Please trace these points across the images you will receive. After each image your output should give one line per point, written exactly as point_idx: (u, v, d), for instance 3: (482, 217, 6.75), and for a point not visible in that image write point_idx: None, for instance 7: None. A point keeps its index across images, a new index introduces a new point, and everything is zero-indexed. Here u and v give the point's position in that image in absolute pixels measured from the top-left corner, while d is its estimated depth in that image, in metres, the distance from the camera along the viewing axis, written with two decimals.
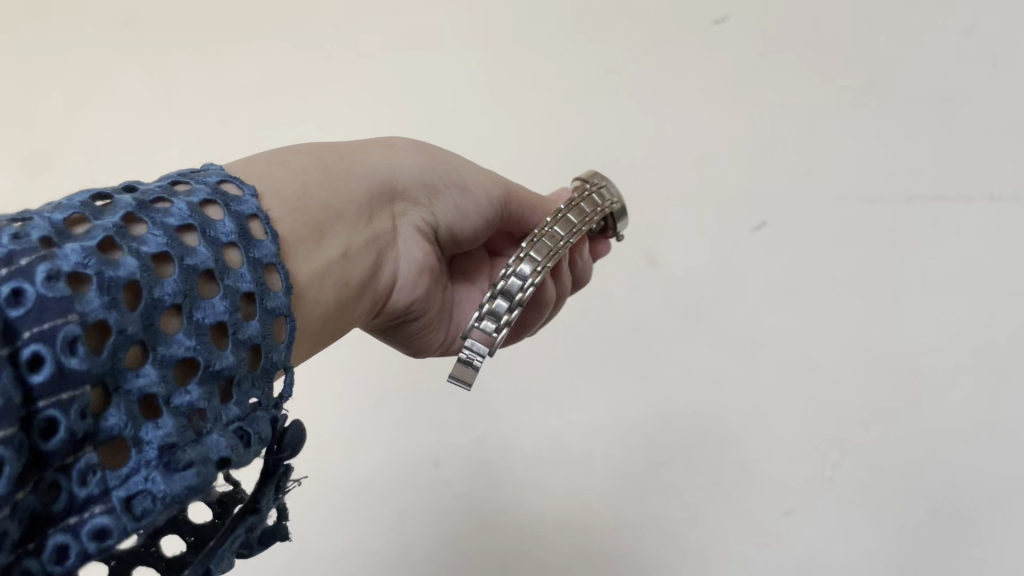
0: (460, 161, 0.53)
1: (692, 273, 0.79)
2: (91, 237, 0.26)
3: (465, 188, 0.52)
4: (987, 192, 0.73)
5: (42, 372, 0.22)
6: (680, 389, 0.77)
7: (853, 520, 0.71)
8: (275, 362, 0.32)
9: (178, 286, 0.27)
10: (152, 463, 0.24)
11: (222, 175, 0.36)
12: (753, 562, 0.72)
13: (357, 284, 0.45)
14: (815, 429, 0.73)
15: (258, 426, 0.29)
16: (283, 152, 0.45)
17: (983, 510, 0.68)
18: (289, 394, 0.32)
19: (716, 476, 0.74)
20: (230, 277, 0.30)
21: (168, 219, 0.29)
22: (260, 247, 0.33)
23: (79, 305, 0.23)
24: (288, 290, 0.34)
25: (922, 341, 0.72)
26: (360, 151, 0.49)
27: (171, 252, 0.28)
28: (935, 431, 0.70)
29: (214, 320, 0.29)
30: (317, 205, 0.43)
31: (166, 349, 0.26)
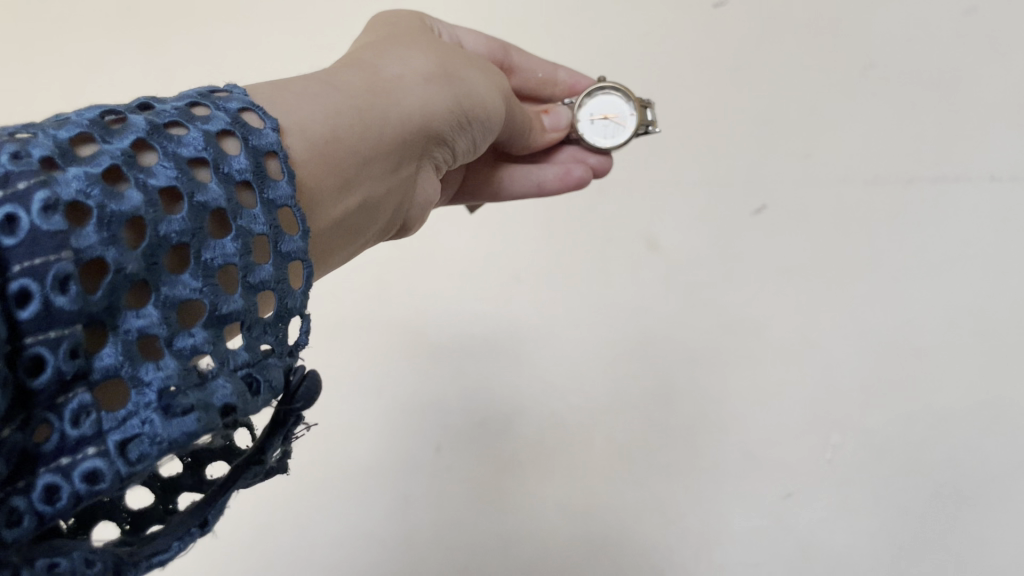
0: (479, 93, 0.55)
1: (694, 256, 0.79)
2: (96, 164, 0.26)
3: (486, 122, 0.56)
4: (986, 174, 0.72)
5: (30, 307, 0.22)
6: (682, 371, 0.77)
7: (855, 499, 0.72)
8: (289, 308, 0.32)
9: (186, 224, 0.28)
10: (151, 405, 0.25)
11: (245, 103, 0.35)
12: (742, 541, 0.73)
13: (372, 224, 0.47)
14: (816, 410, 0.73)
15: (268, 374, 0.29)
16: (318, 85, 0.43)
17: (984, 485, 0.69)
18: (305, 341, 0.33)
19: (716, 459, 0.75)
20: (242, 219, 0.30)
21: (181, 149, 0.30)
22: (275, 187, 0.33)
23: (74, 241, 0.24)
24: (304, 235, 0.33)
25: (921, 324, 0.72)
26: (392, 90, 0.48)
27: (181, 187, 0.28)
28: (935, 412, 0.71)
29: (224, 262, 0.29)
30: (353, 154, 0.42)
31: (170, 290, 0.27)
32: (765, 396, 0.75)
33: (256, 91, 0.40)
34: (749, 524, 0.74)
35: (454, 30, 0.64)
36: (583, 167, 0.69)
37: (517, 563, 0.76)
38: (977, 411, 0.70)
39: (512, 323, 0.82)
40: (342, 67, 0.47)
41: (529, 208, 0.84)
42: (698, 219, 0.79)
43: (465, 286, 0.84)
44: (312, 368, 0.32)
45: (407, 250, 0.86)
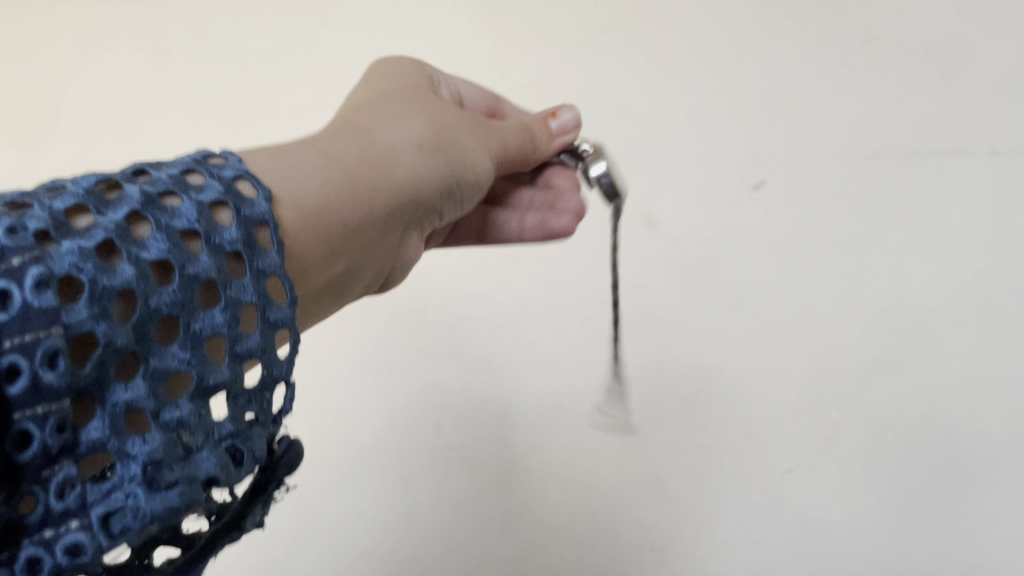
0: (470, 161, 0.57)
1: (695, 235, 0.79)
2: (90, 238, 0.29)
3: (474, 184, 0.59)
4: (986, 148, 0.71)
5: (20, 380, 0.25)
6: (681, 347, 0.78)
7: (855, 476, 0.72)
8: (275, 376, 0.35)
9: (176, 296, 0.30)
10: (136, 478, 0.27)
11: (240, 172, 0.39)
12: (745, 519, 0.75)
13: (358, 285, 0.51)
14: (817, 386, 0.74)
15: (250, 444, 0.33)
16: (315, 159, 0.46)
17: (983, 462, 0.70)
18: (289, 408, 0.36)
19: (714, 436, 0.76)
20: (232, 289, 0.33)
21: (174, 222, 0.33)
22: (265, 257, 0.36)
23: (65, 316, 0.26)
24: (291, 303, 0.36)
25: (921, 302, 0.72)
26: (386, 162, 0.51)
27: (173, 259, 0.31)
28: (934, 390, 0.71)
29: (212, 331, 0.32)
30: (340, 227, 0.45)
31: (157, 362, 0.30)
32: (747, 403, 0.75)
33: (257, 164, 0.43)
34: (747, 501, 0.75)
35: (457, 83, 0.68)
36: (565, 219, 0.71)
37: (517, 540, 0.79)
38: (975, 389, 0.70)
39: (516, 299, 0.81)
40: (340, 138, 0.50)
41: None
42: (698, 196, 0.79)
43: (460, 265, 0.83)
44: (295, 437, 0.41)
45: None
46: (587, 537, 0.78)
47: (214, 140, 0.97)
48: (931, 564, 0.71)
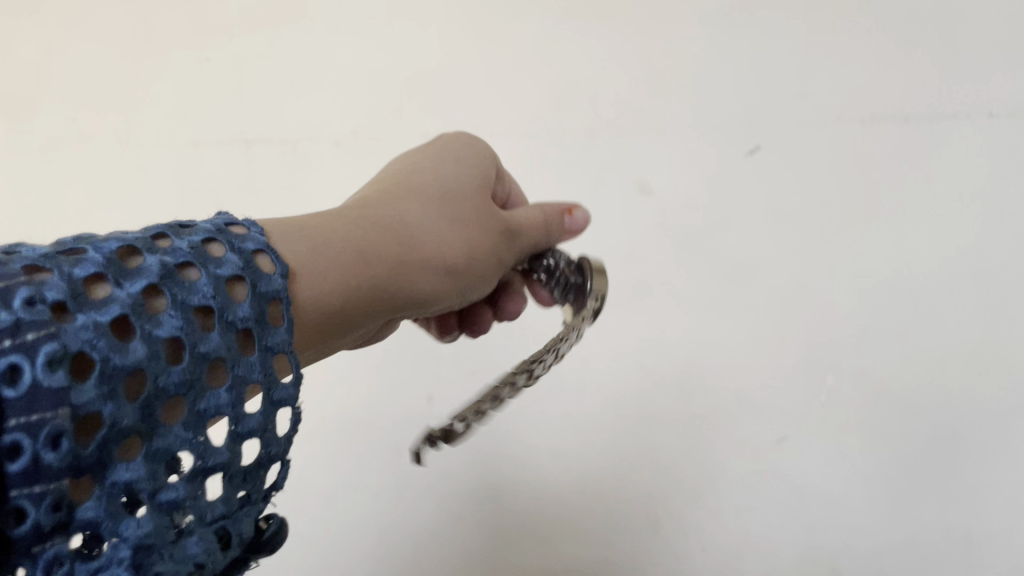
0: (478, 287, 0.57)
1: (686, 201, 0.77)
2: (106, 312, 0.28)
3: (470, 296, 0.57)
4: (986, 111, 0.71)
5: (18, 461, 0.24)
6: (677, 317, 0.76)
7: (851, 445, 0.71)
8: (270, 456, 0.34)
9: (183, 376, 0.29)
10: (124, 562, 0.25)
11: (259, 245, 0.38)
12: (743, 487, 0.73)
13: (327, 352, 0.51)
14: (816, 354, 0.72)
15: (240, 526, 0.31)
16: (351, 257, 0.45)
17: (977, 427, 0.69)
18: (280, 485, 0.35)
19: (708, 407, 0.74)
20: (240, 368, 0.32)
21: (191, 298, 0.31)
22: (274, 334, 0.35)
23: (72, 398, 0.25)
24: (296, 381, 0.35)
25: (919, 268, 0.71)
26: (414, 264, 0.50)
27: (185, 338, 0.30)
28: (933, 356, 0.70)
29: (217, 411, 0.31)
30: (344, 324, 0.46)
31: (161, 441, 0.28)
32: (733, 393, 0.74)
33: (299, 252, 0.43)
34: (743, 469, 0.73)
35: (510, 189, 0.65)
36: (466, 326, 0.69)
37: (508, 515, 0.77)
38: (973, 354, 0.69)
39: None
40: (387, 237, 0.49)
41: (520, 155, 0.82)
42: (693, 164, 0.77)
43: None
44: (281, 518, 0.36)
45: None
46: (585, 510, 0.76)
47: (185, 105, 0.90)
48: (932, 535, 0.69)
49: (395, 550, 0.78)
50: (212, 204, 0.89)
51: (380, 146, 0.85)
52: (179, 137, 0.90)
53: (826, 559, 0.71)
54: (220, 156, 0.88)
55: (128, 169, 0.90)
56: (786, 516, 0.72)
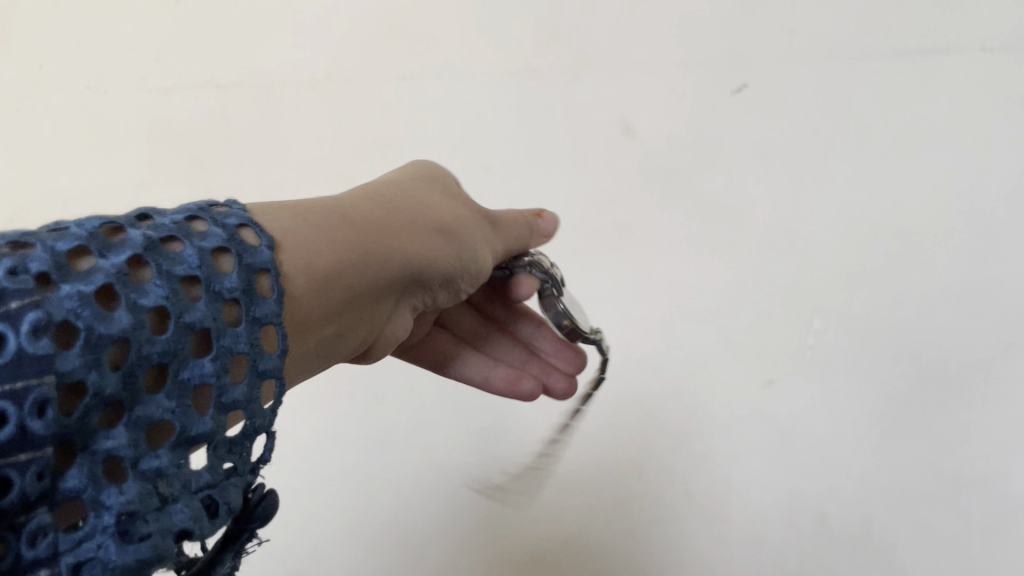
0: (481, 246, 0.53)
1: (669, 141, 0.75)
2: (91, 281, 0.26)
3: (473, 274, 0.54)
4: (977, 44, 0.68)
5: (4, 429, 0.23)
6: (658, 260, 0.75)
7: (837, 388, 0.69)
8: (256, 427, 0.33)
9: (168, 345, 0.28)
10: (108, 529, 0.25)
11: (243, 220, 0.36)
12: (729, 431, 0.71)
13: (338, 355, 0.48)
14: (799, 295, 0.71)
15: (227, 495, 0.30)
16: (331, 220, 0.44)
17: (969, 369, 0.66)
18: (268, 457, 0.34)
19: (693, 351, 0.73)
20: (225, 338, 0.31)
21: (175, 268, 0.30)
22: (262, 305, 0.33)
23: (58, 364, 0.24)
24: (282, 355, 0.34)
25: (909, 204, 0.69)
26: (397, 228, 0.48)
27: (171, 307, 0.29)
28: (925, 295, 0.67)
29: (200, 381, 0.30)
30: (345, 294, 0.43)
31: (144, 409, 0.27)
32: (719, 337, 0.73)
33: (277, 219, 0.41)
34: (729, 412, 0.71)
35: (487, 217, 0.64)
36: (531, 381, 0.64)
37: (495, 459, 0.75)
38: (966, 292, 0.67)
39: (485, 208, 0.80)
40: (360, 204, 0.48)
41: (497, 94, 0.79)
42: (675, 103, 0.75)
43: None
44: (269, 486, 0.35)
45: (366, 142, 0.82)
46: (564, 455, 0.74)
47: (150, 46, 0.88)
48: (918, 478, 0.66)
49: (376, 498, 0.76)
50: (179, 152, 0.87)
51: (352, 88, 0.83)
52: (150, 79, 0.88)
53: (811, 505, 0.68)
54: (191, 102, 0.87)
55: (99, 117, 0.88)
56: (770, 463, 0.69)
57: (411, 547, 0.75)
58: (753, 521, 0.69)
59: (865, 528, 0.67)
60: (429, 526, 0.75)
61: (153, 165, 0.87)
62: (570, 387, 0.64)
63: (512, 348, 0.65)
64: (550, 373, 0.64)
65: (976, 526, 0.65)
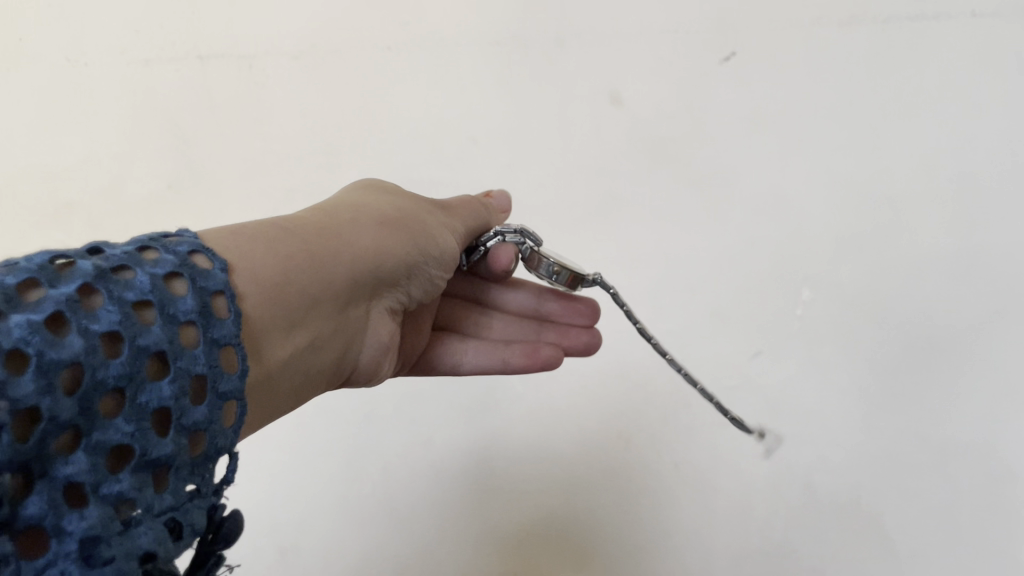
0: (433, 227, 0.53)
1: (658, 109, 0.75)
2: (40, 310, 0.26)
3: (439, 258, 0.53)
4: (968, 11, 0.68)
5: None
6: (646, 230, 0.75)
7: (826, 354, 0.69)
8: (220, 447, 0.33)
9: (124, 368, 0.28)
10: (71, 555, 0.24)
11: (195, 246, 0.36)
12: (719, 403, 0.71)
13: (319, 369, 0.46)
14: (784, 264, 0.71)
15: (191, 517, 0.30)
16: (271, 228, 0.44)
17: (959, 338, 0.66)
18: (232, 478, 0.33)
19: (680, 323, 0.73)
20: (182, 360, 0.31)
21: (127, 293, 0.30)
22: (219, 326, 0.34)
23: (11, 390, 0.24)
24: (243, 373, 0.35)
25: (897, 171, 0.69)
26: (340, 229, 0.48)
27: (123, 331, 0.28)
28: (914, 263, 0.67)
29: (158, 404, 0.29)
30: (302, 297, 0.43)
31: (101, 434, 0.27)
32: (705, 308, 0.72)
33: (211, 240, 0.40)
34: (714, 384, 0.71)
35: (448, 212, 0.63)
36: (550, 347, 0.62)
37: (481, 433, 0.75)
38: (956, 259, 0.67)
39: (471, 179, 0.79)
40: (300, 216, 0.47)
41: (484, 63, 0.78)
42: (663, 72, 0.74)
43: (418, 151, 0.80)
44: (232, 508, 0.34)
45: (352, 114, 0.81)
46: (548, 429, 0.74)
47: (129, 15, 0.86)
48: (908, 446, 0.66)
49: (361, 472, 0.76)
50: (163, 124, 0.86)
51: (338, 59, 0.82)
52: (130, 51, 0.86)
53: (800, 475, 0.67)
54: (173, 74, 0.85)
55: (79, 89, 0.87)
56: (757, 434, 0.69)
57: (397, 516, 0.74)
58: (741, 494, 0.68)
59: (854, 497, 0.66)
60: (416, 497, 0.74)
61: (135, 140, 0.86)
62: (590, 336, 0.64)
63: (521, 326, 0.65)
64: (567, 334, 0.64)
65: (966, 492, 0.64)
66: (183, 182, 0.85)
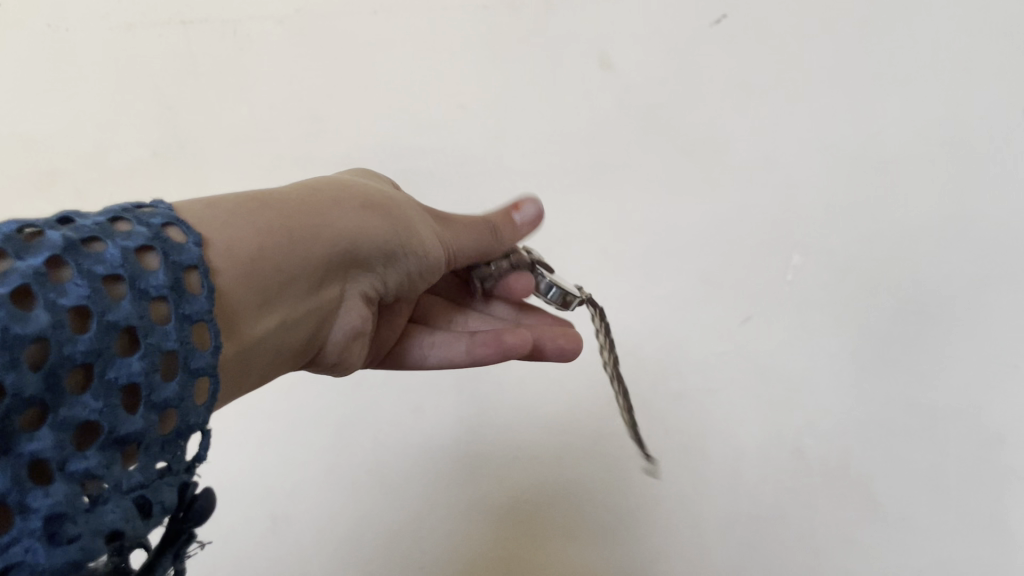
0: (419, 221, 0.51)
1: (649, 75, 0.74)
2: (5, 283, 0.26)
3: (422, 258, 0.51)
4: None
5: None
6: (636, 196, 0.74)
7: (816, 322, 0.69)
8: (191, 424, 0.33)
9: (92, 344, 0.27)
10: (36, 533, 0.24)
11: (168, 219, 0.36)
12: (711, 369, 0.71)
13: (287, 348, 0.46)
14: (775, 230, 0.70)
15: (161, 495, 0.30)
16: (253, 201, 0.43)
17: (949, 304, 0.65)
18: (204, 455, 0.33)
19: (671, 289, 0.73)
20: (154, 336, 0.30)
21: (96, 267, 0.29)
22: (192, 302, 0.33)
23: None
24: (217, 350, 0.34)
25: (889, 136, 0.68)
26: (326, 206, 0.47)
27: (91, 306, 0.28)
28: (902, 229, 0.67)
29: (128, 380, 0.29)
30: (275, 274, 0.42)
31: (69, 410, 0.26)
32: (697, 274, 0.72)
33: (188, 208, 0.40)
34: (708, 350, 0.71)
35: None
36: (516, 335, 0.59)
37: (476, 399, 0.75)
38: (948, 227, 0.66)
39: (460, 146, 0.79)
40: (283, 187, 0.47)
41: (473, 27, 0.77)
42: (654, 35, 0.73)
43: (407, 117, 0.79)
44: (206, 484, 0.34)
45: (339, 81, 0.80)
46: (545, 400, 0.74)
47: None
48: (898, 410, 0.66)
49: (351, 442, 0.76)
50: (149, 90, 0.85)
51: (324, 24, 0.80)
52: (113, 16, 0.84)
53: (789, 439, 0.68)
54: (157, 39, 0.84)
55: (61, 55, 0.85)
56: (746, 400, 0.69)
57: (387, 484, 0.74)
58: (729, 458, 0.69)
59: (843, 459, 0.66)
60: (411, 464, 0.74)
61: (120, 106, 0.85)
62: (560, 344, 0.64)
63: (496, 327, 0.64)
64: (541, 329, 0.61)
65: (954, 455, 0.64)
66: (170, 149, 0.84)
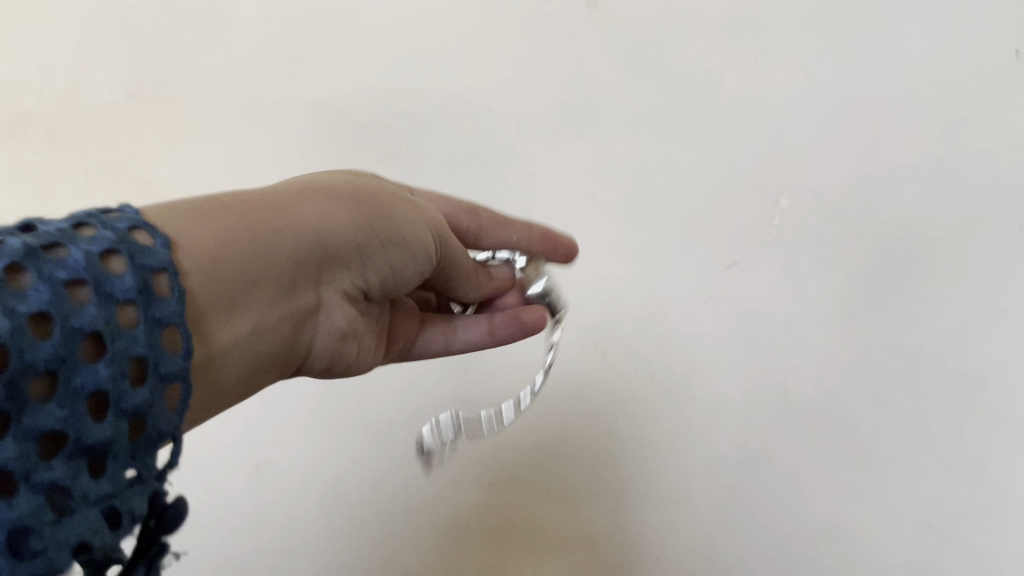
0: (398, 212, 0.50)
1: (638, 13, 0.69)
2: None
3: (401, 243, 0.50)
4: None
5: None
6: (622, 138, 0.72)
7: (801, 265, 0.67)
8: (162, 431, 0.33)
9: (55, 350, 0.28)
10: None
11: (134, 222, 0.36)
12: (695, 315, 0.71)
13: (262, 354, 0.45)
14: (764, 173, 0.68)
15: (131, 504, 0.31)
16: (211, 205, 0.42)
17: (935, 247, 0.63)
18: (176, 463, 0.34)
19: (657, 232, 0.72)
20: (120, 340, 0.31)
21: (57, 272, 0.30)
22: (161, 306, 0.33)
23: None
24: (187, 354, 0.34)
25: (881, 74, 0.64)
26: (286, 205, 0.46)
27: (53, 311, 0.29)
28: (890, 171, 0.64)
29: (95, 386, 0.29)
30: (236, 278, 0.41)
31: (31, 420, 0.27)
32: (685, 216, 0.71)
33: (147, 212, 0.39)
34: (698, 294, 0.71)
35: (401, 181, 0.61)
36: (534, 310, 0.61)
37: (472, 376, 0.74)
38: (942, 164, 0.63)
39: (442, 86, 0.76)
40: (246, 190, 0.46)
41: None
42: None
43: (388, 55, 0.77)
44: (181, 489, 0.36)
45: (317, 17, 0.78)
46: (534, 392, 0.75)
47: None
48: (882, 352, 0.65)
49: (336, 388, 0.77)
50: (120, 27, 0.82)
51: None
52: None
53: (774, 382, 0.68)
54: None
55: None
56: (727, 346, 0.70)
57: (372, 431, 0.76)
58: (713, 401, 0.70)
59: (826, 407, 0.67)
60: (398, 413, 0.76)
61: (90, 45, 0.83)
62: (546, 322, 0.64)
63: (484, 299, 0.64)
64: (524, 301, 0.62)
65: (937, 399, 0.64)
66: (146, 89, 0.83)
